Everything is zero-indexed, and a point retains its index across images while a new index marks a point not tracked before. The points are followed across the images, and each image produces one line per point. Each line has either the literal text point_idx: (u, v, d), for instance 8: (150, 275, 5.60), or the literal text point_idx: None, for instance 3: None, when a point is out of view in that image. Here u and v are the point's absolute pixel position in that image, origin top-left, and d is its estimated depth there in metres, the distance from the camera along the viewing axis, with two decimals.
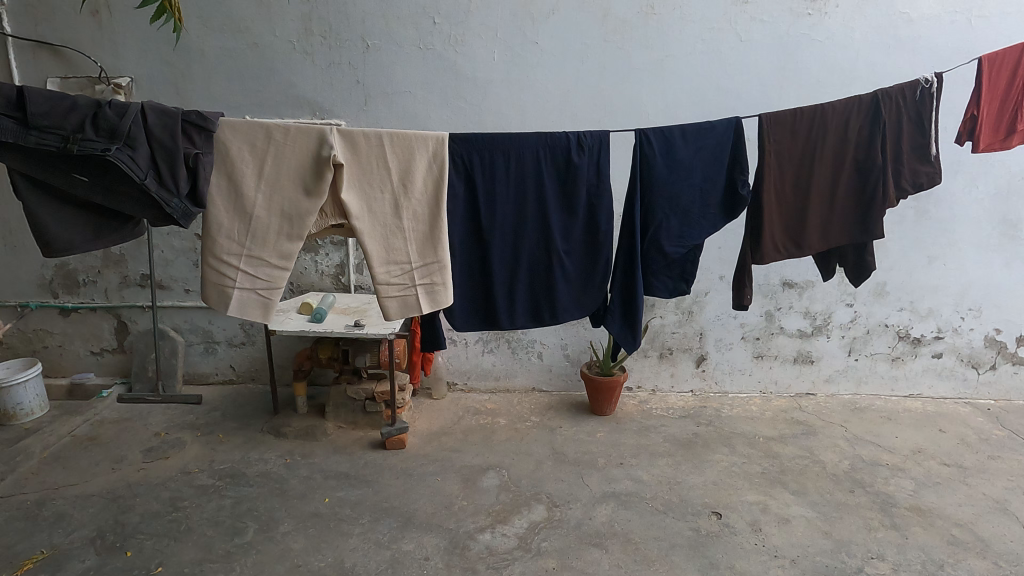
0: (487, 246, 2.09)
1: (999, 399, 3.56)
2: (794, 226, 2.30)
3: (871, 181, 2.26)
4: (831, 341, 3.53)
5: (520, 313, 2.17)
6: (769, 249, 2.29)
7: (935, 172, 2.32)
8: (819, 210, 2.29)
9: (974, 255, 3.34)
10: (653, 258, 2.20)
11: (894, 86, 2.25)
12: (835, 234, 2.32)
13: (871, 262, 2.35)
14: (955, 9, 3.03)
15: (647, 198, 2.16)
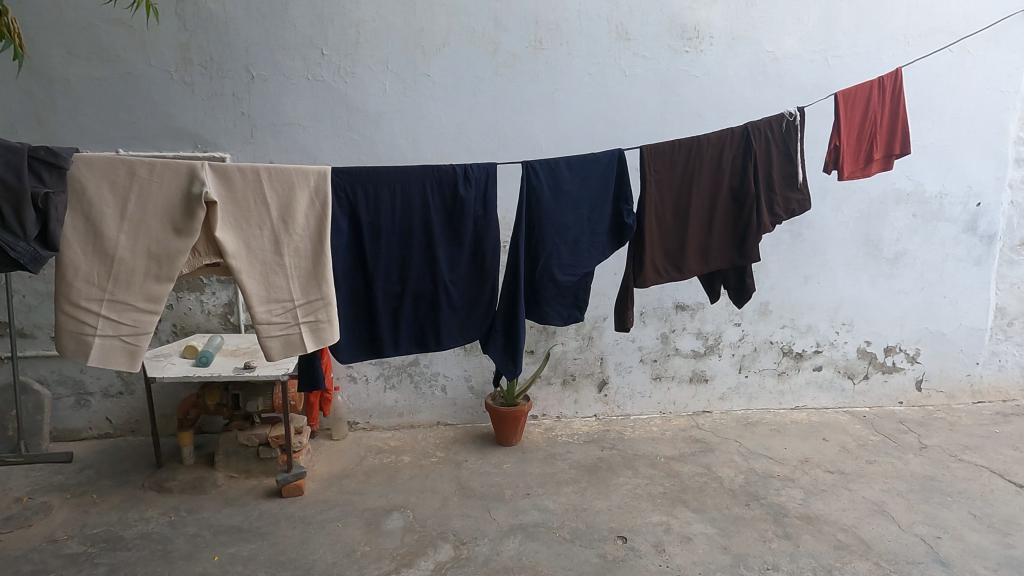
0: (370, 277, 2.05)
1: (874, 406, 3.82)
2: (675, 249, 2.40)
3: (744, 208, 2.40)
4: (722, 360, 3.69)
5: (404, 344, 2.12)
6: (650, 273, 2.38)
7: (806, 200, 2.45)
8: (697, 236, 2.40)
9: (843, 273, 3.59)
10: (546, 286, 2.23)
11: (762, 119, 2.41)
12: (714, 259, 2.43)
13: (750, 284, 2.46)
14: (814, 49, 3.29)
15: (536, 229, 2.19)
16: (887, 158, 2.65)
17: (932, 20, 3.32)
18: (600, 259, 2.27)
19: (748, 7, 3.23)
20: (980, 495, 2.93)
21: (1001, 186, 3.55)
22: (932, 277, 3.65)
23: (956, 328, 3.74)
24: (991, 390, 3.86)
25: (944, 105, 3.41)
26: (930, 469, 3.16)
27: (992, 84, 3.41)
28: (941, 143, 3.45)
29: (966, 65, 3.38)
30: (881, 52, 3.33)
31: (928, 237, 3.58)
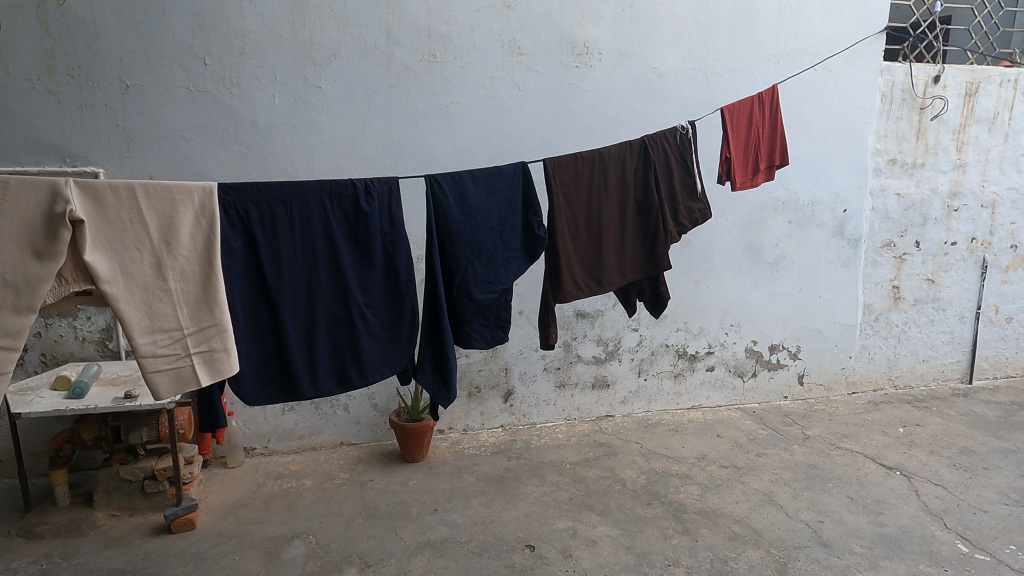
0: (278, 304, 1.96)
1: (762, 402, 4.06)
2: (591, 264, 2.47)
3: (651, 219, 2.51)
4: (622, 365, 3.80)
5: (324, 376, 2.05)
6: (570, 290, 2.43)
7: (706, 208, 2.60)
8: (612, 250, 2.48)
9: (730, 278, 3.80)
10: (464, 305, 2.21)
11: (658, 132, 2.53)
12: (629, 271, 2.52)
13: (665, 292, 2.59)
14: (695, 66, 3.48)
15: (449, 247, 2.18)
16: (768, 168, 2.87)
17: (798, 41, 3.58)
18: (518, 274, 2.27)
19: (633, 25, 3.37)
20: (855, 479, 3.17)
21: (864, 194, 3.88)
22: (809, 278, 3.92)
23: (831, 325, 4.03)
24: (863, 380, 4.19)
25: (812, 120, 3.69)
26: (812, 458, 3.39)
27: (852, 101, 3.73)
28: (811, 154, 3.73)
29: (828, 83, 3.67)
30: (754, 70, 3.56)
31: (803, 241, 3.85)
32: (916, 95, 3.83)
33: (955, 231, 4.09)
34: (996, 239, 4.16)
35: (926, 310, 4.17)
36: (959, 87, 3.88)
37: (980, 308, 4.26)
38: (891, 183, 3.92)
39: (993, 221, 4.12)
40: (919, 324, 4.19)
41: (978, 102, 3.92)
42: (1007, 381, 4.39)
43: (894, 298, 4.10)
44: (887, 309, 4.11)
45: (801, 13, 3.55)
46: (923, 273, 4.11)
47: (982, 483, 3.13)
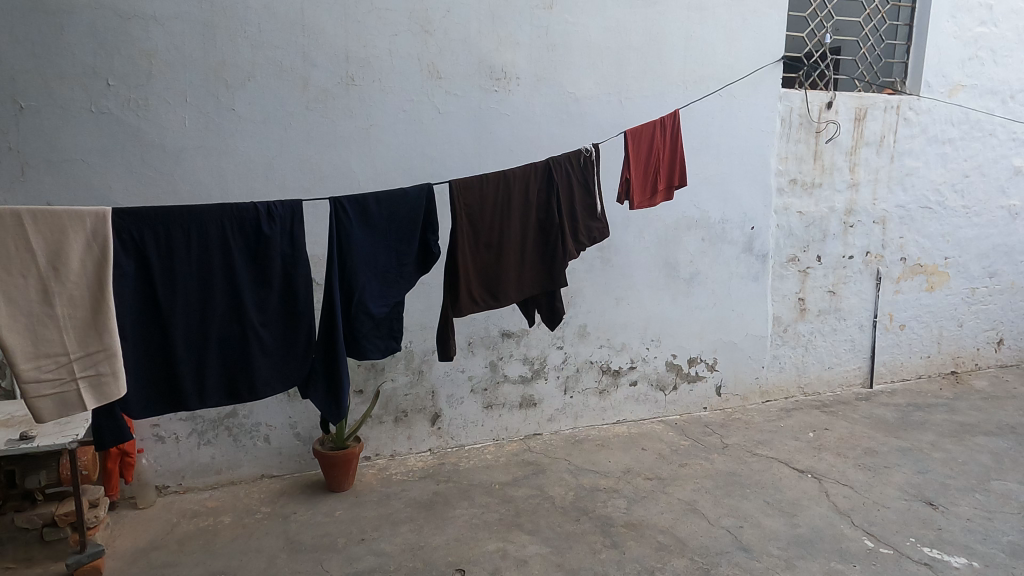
0: (173, 322, 2.08)
1: (684, 413, 4.19)
2: (492, 279, 2.72)
3: (551, 237, 2.79)
4: (548, 383, 3.85)
5: (212, 391, 2.17)
6: (469, 301, 2.67)
7: (604, 228, 2.93)
8: (513, 265, 2.73)
9: (649, 294, 3.93)
10: (362, 320, 2.34)
11: (562, 155, 2.81)
12: (528, 285, 2.79)
13: (560, 307, 2.88)
14: (609, 91, 3.61)
15: (348, 265, 2.30)
16: (668, 189, 3.16)
17: (703, 68, 3.78)
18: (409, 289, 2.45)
19: (549, 51, 3.47)
20: (771, 484, 3.32)
21: (769, 212, 4.11)
22: (722, 293, 4.10)
23: (744, 337, 4.22)
24: (775, 389, 4.40)
25: (719, 143, 3.89)
26: (731, 466, 3.52)
27: (755, 125, 3.96)
28: (719, 175, 3.93)
29: (732, 108, 3.89)
30: (664, 95, 3.73)
31: (715, 258, 4.04)
32: (812, 119, 4.11)
33: (852, 245, 4.38)
34: (888, 252, 4.48)
35: (829, 320, 4.44)
36: (849, 112, 4.18)
37: (876, 317, 4.57)
38: (793, 202, 4.18)
39: (884, 236, 4.45)
40: (824, 334, 4.45)
41: (866, 126, 4.24)
42: (903, 384, 4.71)
43: (800, 310, 4.34)
44: (794, 321, 4.34)
45: (706, 42, 3.75)
46: (825, 285, 4.38)
47: (885, 481, 3.34)
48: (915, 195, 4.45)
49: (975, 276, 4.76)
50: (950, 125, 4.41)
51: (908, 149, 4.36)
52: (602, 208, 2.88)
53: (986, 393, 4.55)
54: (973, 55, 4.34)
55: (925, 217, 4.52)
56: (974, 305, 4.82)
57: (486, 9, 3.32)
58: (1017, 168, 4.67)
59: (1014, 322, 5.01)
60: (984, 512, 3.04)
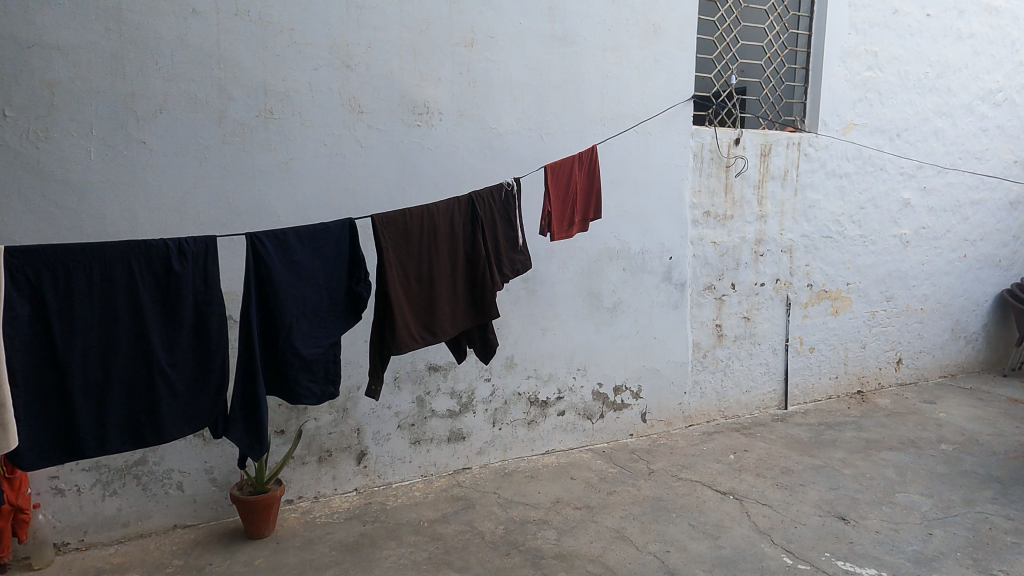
0: (72, 361, 2.11)
1: (611, 441, 4.24)
2: (425, 314, 2.79)
3: (479, 269, 2.88)
4: (477, 416, 3.82)
5: (115, 429, 2.21)
6: (406, 337, 2.73)
7: (526, 260, 3.03)
8: (444, 299, 2.82)
9: (574, 324, 3.99)
10: (285, 357, 2.47)
11: (485, 189, 2.92)
12: (461, 318, 2.87)
13: (493, 339, 2.97)
14: (530, 127, 3.70)
15: (271, 300, 2.44)
16: (585, 221, 3.28)
17: (619, 105, 3.94)
18: (340, 328, 2.61)
19: (471, 87, 3.53)
20: (695, 507, 3.40)
21: (685, 243, 4.28)
22: (644, 321, 4.22)
23: (666, 363, 4.35)
24: (697, 413, 4.53)
25: (636, 177, 4.04)
26: (657, 491, 3.59)
27: (669, 159, 4.14)
28: (637, 208, 4.07)
29: (648, 144, 4.06)
30: (584, 131, 3.85)
31: (637, 287, 4.16)
32: (721, 154, 4.33)
33: (763, 273, 4.61)
34: (796, 279, 4.74)
35: (745, 345, 4.63)
36: (756, 148, 4.44)
37: (788, 341, 4.80)
38: (707, 232, 4.37)
39: (792, 264, 4.71)
40: (740, 358, 4.64)
41: (772, 161, 4.51)
42: (815, 405, 4.95)
43: (717, 335, 4.52)
44: (712, 346, 4.51)
45: (621, 81, 3.91)
46: (740, 311, 4.58)
47: (801, 498, 3.48)
48: (818, 225, 4.75)
49: (874, 300, 5.10)
50: (845, 160, 4.75)
51: (809, 183, 4.66)
52: (524, 239, 2.99)
53: (889, 410, 4.83)
54: (863, 96, 4.71)
55: (827, 246, 4.81)
56: (874, 327, 5.14)
57: (408, 46, 3.36)
58: (905, 200, 5.07)
59: (910, 343, 5.37)
60: (891, 524, 3.21)
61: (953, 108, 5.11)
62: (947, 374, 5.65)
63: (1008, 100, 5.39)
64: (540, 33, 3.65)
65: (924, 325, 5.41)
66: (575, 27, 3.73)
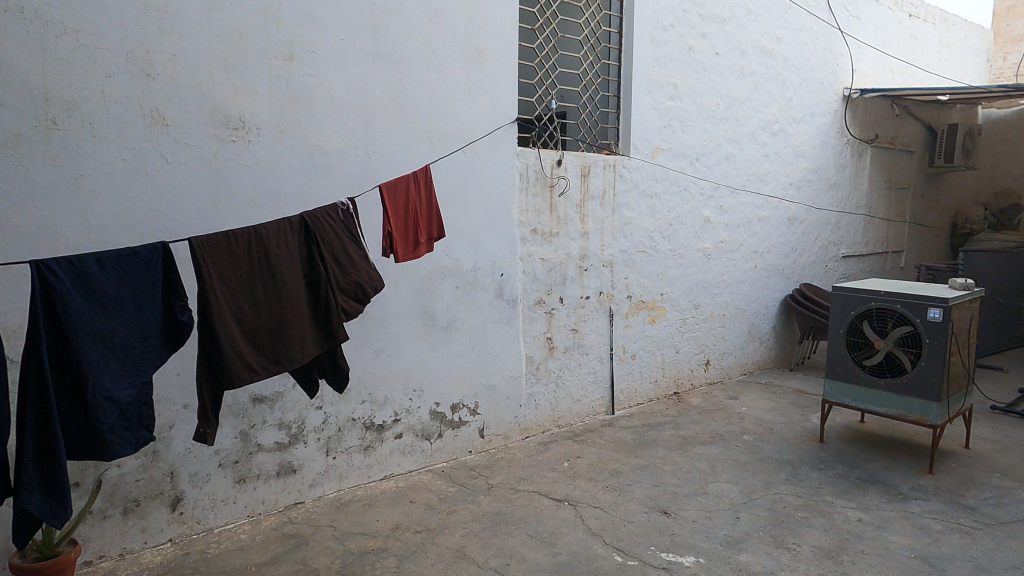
0: None
1: (450, 460, 4.23)
2: (269, 345, 2.67)
3: (322, 293, 2.80)
4: (308, 447, 3.63)
5: None
6: (245, 372, 2.61)
7: (379, 277, 2.95)
8: (288, 327, 2.71)
9: (408, 344, 3.94)
10: (93, 403, 2.24)
11: (320, 207, 2.84)
12: (310, 345, 2.78)
13: (345, 365, 2.91)
14: (356, 144, 3.62)
15: (70, 338, 2.20)
16: (429, 240, 3.36)
17: (447, 125, 3.98)
18: (157, 363, 2.40)
19: (291, 103, 3.38)
20: (533, 517, 3.48)
21: (515, 259, 4.41)
22: (478, 338, 4.27)
23: (502, 378, 4.43)
24: (533, 424, 4.66)
25: (466, 197, 4.10)
26: (496, 505, 3.63)
27: (496, 179, 4.25)
28: (468, 226, 4.13)
29: (476, 165, 4.14)
30: (411, 150, 3.84)
31: (470, 304, 4.20)
32: (545, 174, 4.54)
33: (588, 286, 4.88)
34: (617, 291, 5.07)
35: (574, 356, 4.86)
36: (576, 169, 4.70)
37: (612, 349, 5.11)
38: (535, 249, 4.54)
39: (613, 277, 5.03)
40: (571, 368, 4.86)
41: (592, 181, 4.80)
42: (638, 408, 5.31)
43: (548, 348, 4.70)
44: (544, 358, 4.68)
45: (447, 101, 3.96)
46: (568, 324, 4.80)
47: (628, 497, 3.70)
48: (634, 241, 5.13)
49: (685, 308, 5.60)
50: (654, 181, 5.18)
51: (625, 202, 5.02)
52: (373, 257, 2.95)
53: (700, 408, 5.31)
54: (667, 123, 5.18)
55: (643, 260, 5.21)
56: (686, 333, 5.65)
57: (218, 56, 3.14)
58: (706, 218, 5.64)
59: (716, 345, 5.96)
60: (705, 512, 3.52)
61: (740, 136, 5.79)
62: (747, 371, 6.34)
63: (782, 131, 6.21)
64: (363, 51, 3.60)
65: (726, 328, 6.03)
66: (400, 46, 3.72)
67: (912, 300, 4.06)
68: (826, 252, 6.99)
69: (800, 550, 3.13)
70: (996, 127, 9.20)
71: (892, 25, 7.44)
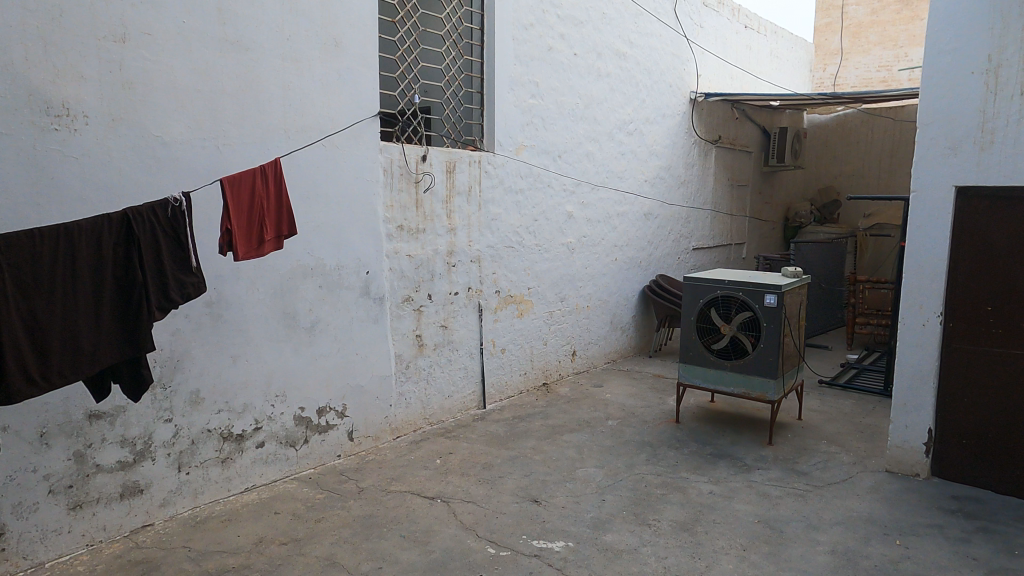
0: None
1: (317, 466, 4.06)
2: (58, 349, 2.51)
3: (133, 297, 2.66)
4: (157, 464, 3.34)
5: None
6: (25, 377, 2.43)
7: (201, 282, 2.84)
8: (84, 331, 2.56)
9: (268, 348, 3.74)
10: None
11: (145, 205, 2.71)
12: (108, 351, 2.63)
13: (146, 375, 2.77)
14: (202, 136, 3.37)
15: None
16: (279, 237, 3.33)
17: (304, 118, 3.81)
18: None
19: (125, 89, 3.09)
20: (406, 517, 3.44)
21: (381, 256, 4.32)
22: (344, 339, 4.14)
23: (370, 378, 4.32)
24: (404, 424, 4.60)
25: (327, 192, 3.95)
26: (368, 508, 3.54)
27: (359, 174, 4.13)
28: (330, 223, 3.99)
29: (337, 159, 4.00)
30: (265, 142, 3.64)
31: (334, 304, 4.06)
32: (410, 170, 4.48)
33: (456, 282, 4.88)
34: (485, 286, 5.12)
35: (444, 352, 4.85)
36: (441, 165, 4.68)
37: (482, 344, 5.16)
38: (402, 246, 4.48)
39: (480, 273, 5.07)
40: (441, 365, 4.84)
41: (457, 178, 4.80)
42: (509, 401, 5.40)
43: (418, 345, 4.65)
44: (414, 356, 4.63)
45: (303, 93, 3.79)
46: (437, 320, 4.78)
47: (501, 489, 3.76)
48: (500, 236, 5.20)
49: (551, 301, 5.76)
50: (519, 178, 5.28)
51: (491, 198, 5.08)
52: (196, 260, 2.80)
53: (568, 397, 5.49)
54: (530, 121, 5.29)
55: (510, 255, 5.29)
56: (552, 325, 5.82)
57: (34, 33, 2.80)
58: (569, 213, 5.83)
59: (581, 336, 6.19)
60: (573, 497, 3.65)
61: (599, 135, 6.04)
62: (610, 360, 6.65)
63: (637, 130, 6.55)
64: (208, 36, 3.35)
65: (590, 319, 6.28)
66: (250, 33, 3.51)
67: (752, 288, 4.45)
68: (678, 244, 7.48)
69: (660, 525, 3.33)
70: (818, 130, 10.27)
71: (730, 35, 8.08)
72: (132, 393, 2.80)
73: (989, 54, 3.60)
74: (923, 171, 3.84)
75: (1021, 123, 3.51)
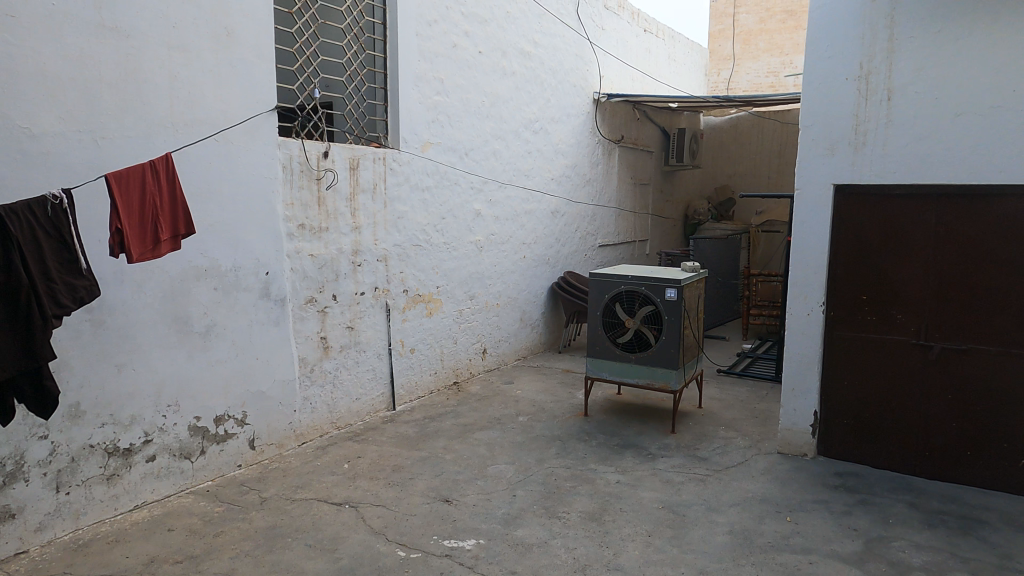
0: None
1: (215, 478, 3.85)
2: None
3: (23, 302, 2.55)
4: (31, 485, 3.05)
5: None
6: None
7: (92, 285, 2.78)
8: None
9: (158, 354, 3.51)
10: None
11: (20, 203, 2.58)
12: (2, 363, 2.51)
13: (51, 386, 2.67)
14: (77, 128, 3.12)
15: None
16: (174, 237, 3.16)
17: (194, 111, 3.59)
18: None
19: None
20: (312, 525, 3.33)
21: (281, 257, 4.15)
22: (243, 343, 3.95)
23: (272, 384, 4.15)
24: (309, 429, 4.45)
25: (221, 189, 3.75)
26: (271, 519, 3.40)
27: (256, 171, 3.95)
28: (225, 222, 3.79)
29: (231, 155, 3.80)
30: (150, 136, 3.41)
31: (231, 307, 3.86)
32: (311, 167, 4.33)
33: (362, 282, 4.77)
34: (392, 286, 5.03)
35: (351, 354, 4.73)
36: (344, 162, 4.56)
37: (390, 345, 5.07)
38: (304, 246, 4.33)
39: (387, 272, 4.98)
40: (347, 368, 4.72)
41: (361, 175, 4.69)
42: (419, 401, 5.34)
43: (323, 348, 4.51)
44: (319, 359, 4.48)
45: (192, 84, 3.58)
46: (343, 321, 4.65)
47: (411, 491, 3.70)
48: (407, 235, 5.13)
49: (460, 299, 5.74)
50: (425, 175, 5.22)
51: (396, 196, 4.99)
52: (86, 262, 2.74)
53: (479, 395, 5.50)
54: (435, 118, 5.24)
55: (417, 253, 5.23)
56: (462, 324, 5.80)
57: None
58: (477, 211, 5.83)
59: (491, 334, 6.21)
60: (484, 495, 3.65)
61: (505, 133, 6.07)
62: (520, 357, 6.70)
63: (543, 129, 6.64)
64: (81, 20, 3.10)
65: (500, 317, 6.31)
66: (129, 19, 3.28)
67: (654, 283, 4.61)
68: (585, 242, 7.64)
69: (569, 517, 3.39)
70: (714, 132, 10.79)
71: (631, 38, 8.34)
72: (37, 409, 2.69)
73: (861, 61, 3.89)
74: (805, 170, 4.09)
75: (889, 126, 3.83)
